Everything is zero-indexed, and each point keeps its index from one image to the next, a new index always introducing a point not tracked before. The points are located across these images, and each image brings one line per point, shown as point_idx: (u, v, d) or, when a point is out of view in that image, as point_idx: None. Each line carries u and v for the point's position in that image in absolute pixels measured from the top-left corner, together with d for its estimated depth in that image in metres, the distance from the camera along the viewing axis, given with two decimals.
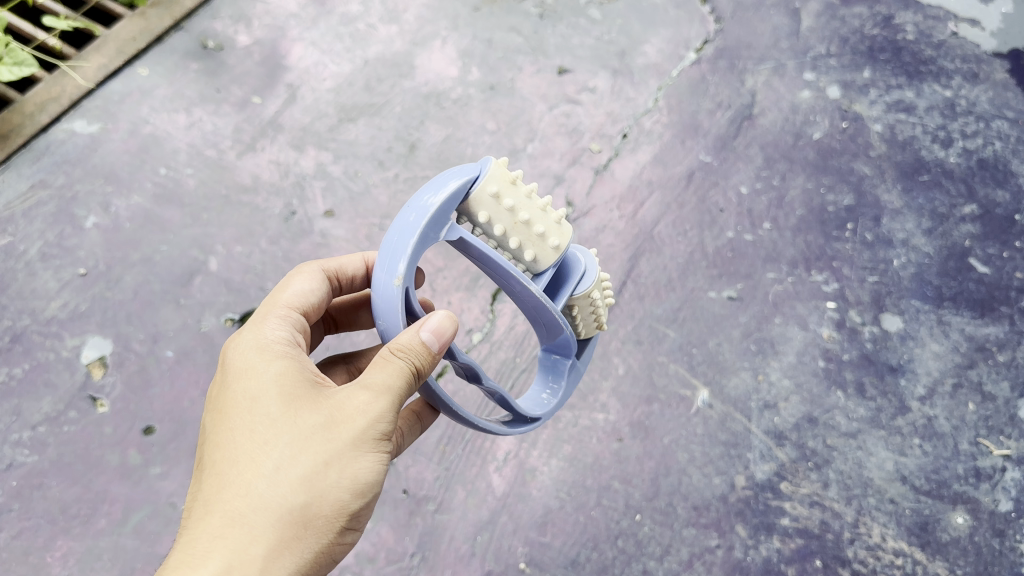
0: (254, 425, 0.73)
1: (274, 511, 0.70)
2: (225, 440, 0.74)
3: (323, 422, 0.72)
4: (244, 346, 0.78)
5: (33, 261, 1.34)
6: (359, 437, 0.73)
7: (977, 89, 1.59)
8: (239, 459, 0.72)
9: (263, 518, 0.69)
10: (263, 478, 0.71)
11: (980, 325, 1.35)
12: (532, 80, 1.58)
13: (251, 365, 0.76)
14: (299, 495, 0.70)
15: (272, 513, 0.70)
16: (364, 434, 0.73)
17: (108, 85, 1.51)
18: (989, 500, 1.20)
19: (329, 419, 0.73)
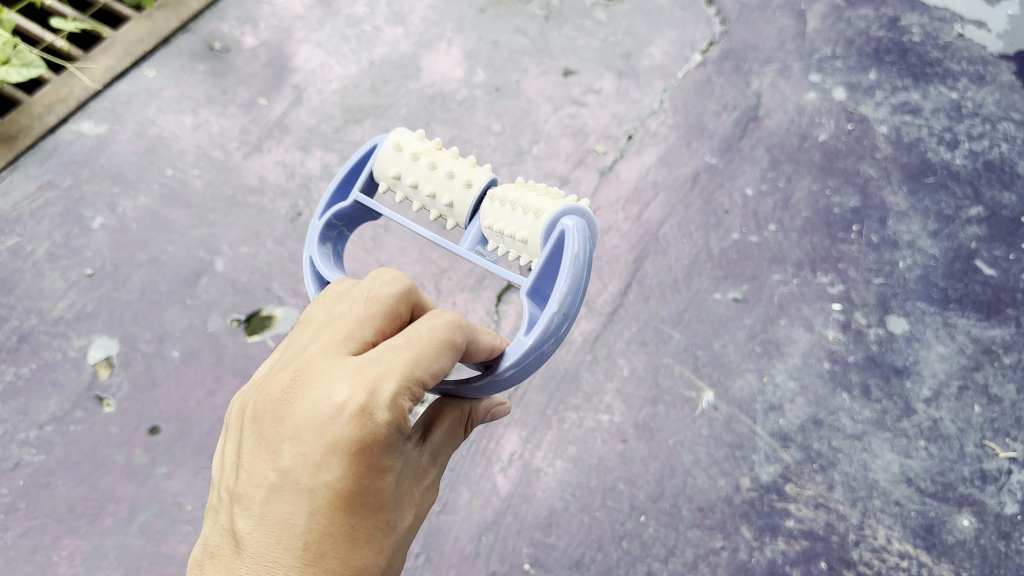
0: (369, 536, 0.65)
1: None
2: (344, 536, 0.64)
3: (409, 524, 0.71)
4: (371, 426, 0.63)
5: (40, 261, 1.35)
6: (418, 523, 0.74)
7: (983, 91, 1.58)
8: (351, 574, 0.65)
9: None
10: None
11: (987, 327, 1.34)
12: (537, 82, 1.58)
13: (378, 461, 0.64)
14: None
15: None
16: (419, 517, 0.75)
17: (116, 87, 1.52)
18: (995, 503, 1.20)
19: (413, 519, 0.71)
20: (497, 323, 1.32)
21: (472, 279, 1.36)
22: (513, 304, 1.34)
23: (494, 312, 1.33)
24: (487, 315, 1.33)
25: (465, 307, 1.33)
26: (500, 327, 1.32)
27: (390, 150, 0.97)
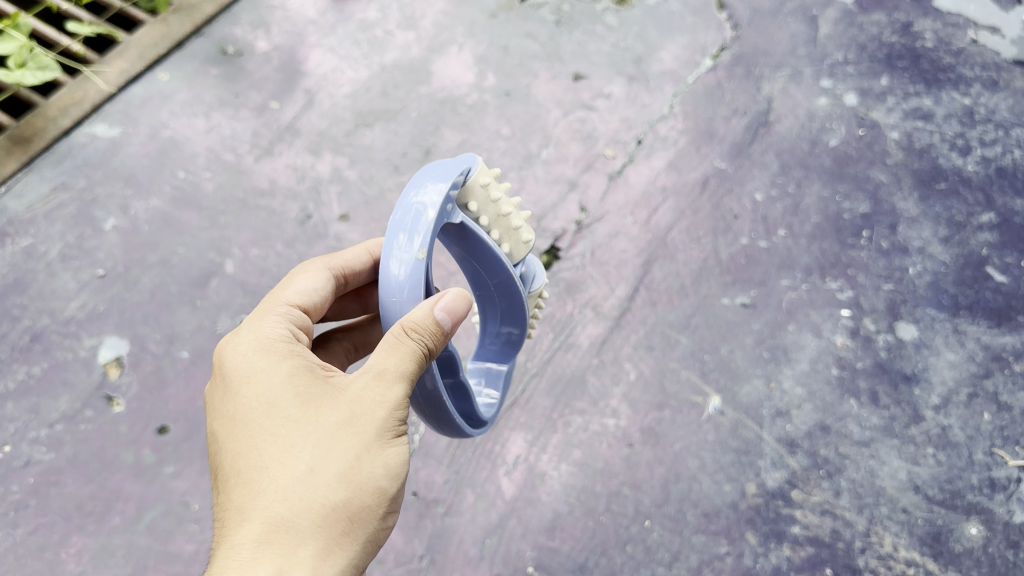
0: (288, 430, 0.72)
1: (315, 509, 0.70)
2: (258, 435, 0.73)
3: (344, 418, 0.72)
4: (245, 347, 0.78)
5: (53, 262, 1.36)
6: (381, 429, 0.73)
7: (997, 97, 1.59)
8: (272, 462, 0.71)
9: (287, 512, 0.69)
10: (269, 514, 0.69)
11: (997, 334, 1.33)
12: (547, 86, 1.58)
13: (258, 368, 0.76)
14: (340, 492, 0.71)
15: (312, 513, 0.70)
16: (385, 424, 0.73)
17: (130, 90, 1.54)
18: (1004, 511, 1.19)
19: (348, 413, 0.72)
20: None
21: None
22: None
23: None
24: None
25: None
26: None
27: None
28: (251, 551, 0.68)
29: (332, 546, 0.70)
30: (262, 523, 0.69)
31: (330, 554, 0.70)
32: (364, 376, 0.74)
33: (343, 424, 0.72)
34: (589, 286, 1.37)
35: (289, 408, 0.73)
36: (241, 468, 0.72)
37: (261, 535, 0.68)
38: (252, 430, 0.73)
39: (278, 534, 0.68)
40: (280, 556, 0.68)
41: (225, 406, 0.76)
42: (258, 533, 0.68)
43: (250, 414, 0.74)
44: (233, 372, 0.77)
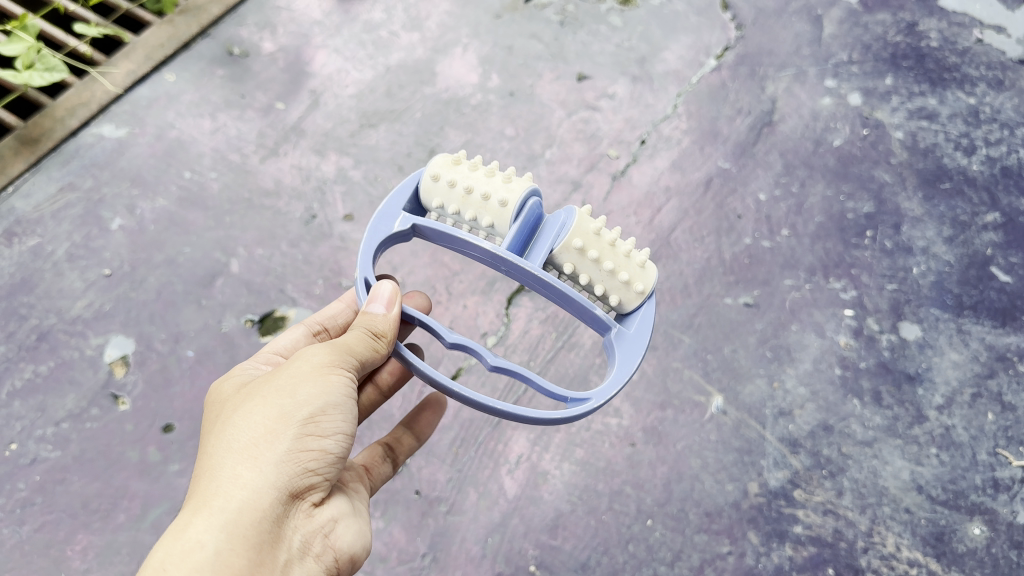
0: (230, 407, 0.87)
1: (234, 439, 0.80)
2: (216, 423, 0.88)
3: (263, 383, 0.85)
4: (224, 380, 0.97)
5: (60, 261, 1.37)
6: (292, 375, 0.84)
7: (1002, 96, 1.58)
8: (217, 430, 0.85)
9: (216, 454, 0.81)
10: (206, 461, 0.82)
11: (1002, 334, 1.33)
12: (551, 87, 1.59)
13: (226, 389, 0.93)
14: (254, 421, 0.81)
15: (233, 443, 0.80)
16: (298, 372, 0.84)
17: (136, 91, 1.55)
18: (1007, 512, 1.19)
19: (267, 379, 0.86)
20: (506, 326, 1.33)
21: (483, 282, 1.37)
22: (522, 307, 1.35)
23: (504, 315, 1.34)
24: (497, 317, 1.34)
25: (476, 309, 1.34)
26: (509, 329, 1.33)
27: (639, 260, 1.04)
28: (192, 491, 0.80)
29: (246, 460, 0.79)
30: (200, 484, 0.79)
31: (261, 495, 0.77)
32: (315, 347, 0.87)
33: (271, 389, 0.83)
34: None
35: (233, 398, 0.87)
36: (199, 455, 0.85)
37: (198, 493, 0.79)
38: (210, 425, 0.87)
39: (212, 487, 0.78)
40: (210, 505, 0.77)
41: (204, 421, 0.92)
42: (197, 493, 0.79)
43: (213, 416, 0.90)
44: (212, 395, 0.94)
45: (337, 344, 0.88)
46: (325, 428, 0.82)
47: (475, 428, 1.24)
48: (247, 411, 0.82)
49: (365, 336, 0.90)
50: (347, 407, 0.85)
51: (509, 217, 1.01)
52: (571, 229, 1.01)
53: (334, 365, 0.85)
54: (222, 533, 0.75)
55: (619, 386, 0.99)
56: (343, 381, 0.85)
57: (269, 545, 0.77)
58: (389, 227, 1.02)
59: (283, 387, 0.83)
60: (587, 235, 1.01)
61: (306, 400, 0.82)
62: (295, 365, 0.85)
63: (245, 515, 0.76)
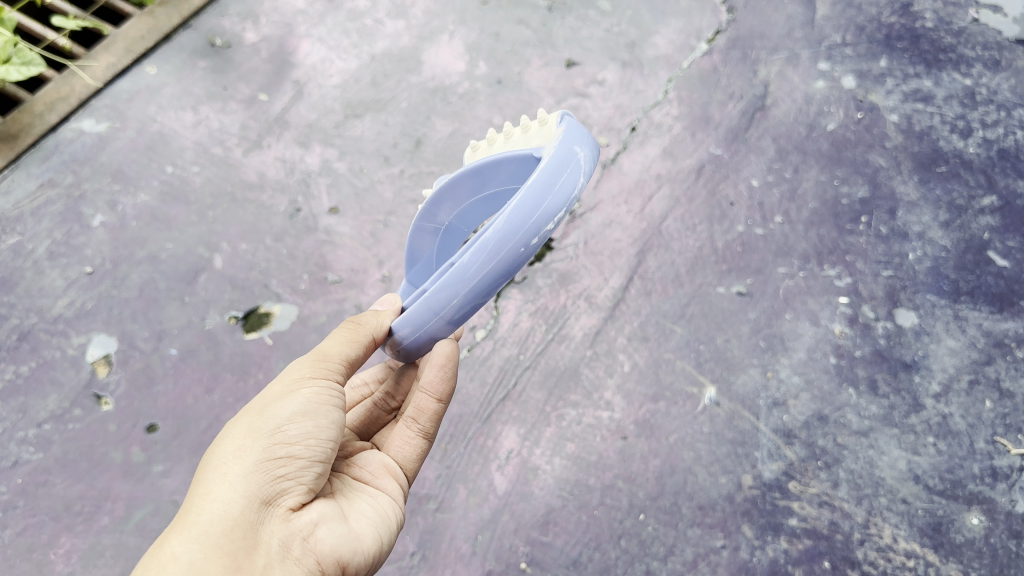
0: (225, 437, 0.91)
1: (212, 460, 0.84)
2: None
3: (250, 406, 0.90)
4: None
5: (41, 260, 1.35)
6: (271, 393, 0.88)
7: (999, 77, 1.56)
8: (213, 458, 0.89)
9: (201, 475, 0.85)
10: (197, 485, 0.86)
11: (999, 320, 1.31)
12: (540, 73, 1.56)
13: None
14: (227, 439, 0.85)
15: (212, 462, 0.84)
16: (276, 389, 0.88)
17: (117, 84, 1.52)
18: (1006, 501, 1.17)
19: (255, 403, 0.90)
20: (496, 319, 1.31)
21: None
22: (512, 300, 1.33)
23: (493, 307, 1.32)
24: (487, 310, 1.32)
25: None
26: (498, 322, 1.31)
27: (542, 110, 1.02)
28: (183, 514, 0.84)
29: (217, 476, 0.81)
30: (185, 507, 0.83)
31: (230, 507, 0.79)
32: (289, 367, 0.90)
33: (248, 411, 0.87)
34: (583, 276, 1.35)
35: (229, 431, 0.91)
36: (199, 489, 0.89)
37: (181, 516, 0.82)
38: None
39: (191, 507, 0.81)
40: (187, 522, 0.80)
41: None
42: (182, 515, 0.82)
43: None
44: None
45: (309, 358, 0.91)
46: (293, 435, 0.83)
47: (464, 423, 1.22)
48: (226, 433, 0.86)
49: (340, 343, 0.92)
50: (319, 414, 0.85)
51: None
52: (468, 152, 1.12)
53: (305, 376, 0.88)
54: (194, 545, 0.77)
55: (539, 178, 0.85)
56: (313, 389, 0.87)
57: (240, 550, 0.78)
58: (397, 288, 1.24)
59: (258, 408, 0.86)
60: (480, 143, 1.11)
61: (273, 412, 0.84)
62: (271, 387, 0.89)
63: (214, 526, 0.78)
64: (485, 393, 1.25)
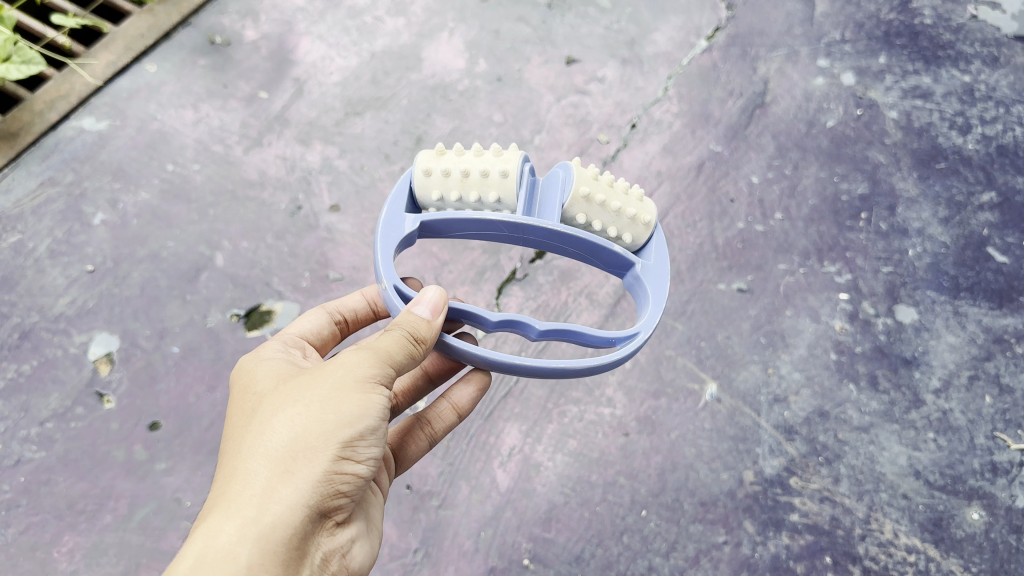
0: (261, 399, 0.82)
1: (268, 445, 0.76)
2: (244, 409, 0.83)
3: (304, 381, 0.80)
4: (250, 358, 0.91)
5: (42, 258, 1.35)
6: (336, 382, 0.78)
7: (997, 74, 1.57)
8: (249, 422, 0.80)
9: (248, 451, 0.77)
10: (236, 456, 0.77)
11: (998, 316, 1.32)
12: (540, 71, 1.56)
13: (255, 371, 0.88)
14: (291, 428, 0.76)
15: (267, 447, 0.76)
16: (342, 379, 0.79)
17: (116, 82, 1.52)
18: (1006, 496, 1.18)
19: (309, 377, 0.80)
20: None
21: (472, 272, 1.36)
22: (512, 298, 1.34)
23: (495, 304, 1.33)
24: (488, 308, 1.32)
25: (466, 300, 1.33)
26: None
27: (639, 194, 1.04)
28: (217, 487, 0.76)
29: (280, 474, 0.74)
30: (230, 487, 0.75)
31: (294, 513, 0.74)
32: (357, 353, 0.80)
33: (313, 397, 0.77)
34: (583, 274, 1.37)
35: (269, 395, 0.81)
36: (227, 451, 0.80)
37: (228, 497, 0.74)
38: (242, 418, 0.82)
39: (244, 493, 0.74)
40: (242, 514, 0.73)
41: (231, 407, 0.86)
42: (227, 496, 0.75)
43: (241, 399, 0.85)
44: (242, 376, 0.88)
45: (379, 351, 0.81)
46: (361, 451, 0.78)
47: (466, 421, 1.21)
48: (285, 415, 0.77)
49: (405, 340, 0.83)
50: (383, 427, 0.80)
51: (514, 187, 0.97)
52: (575, 180, 0.99)
53: (378, 380, 0.80)
54: (254, 547, 0.72)
55: (658, 314, 0.97)
56: (383, 397, 0.80)
57: (294, 561, 0.75)
58: (400, 232, 0.95)
59: (326, 399, 0.77)
60: (589, 182, 1.00)
61: (347, 418, 0.77)
62: (337, 372, 0.79)
63: (277, 531, 0.73)
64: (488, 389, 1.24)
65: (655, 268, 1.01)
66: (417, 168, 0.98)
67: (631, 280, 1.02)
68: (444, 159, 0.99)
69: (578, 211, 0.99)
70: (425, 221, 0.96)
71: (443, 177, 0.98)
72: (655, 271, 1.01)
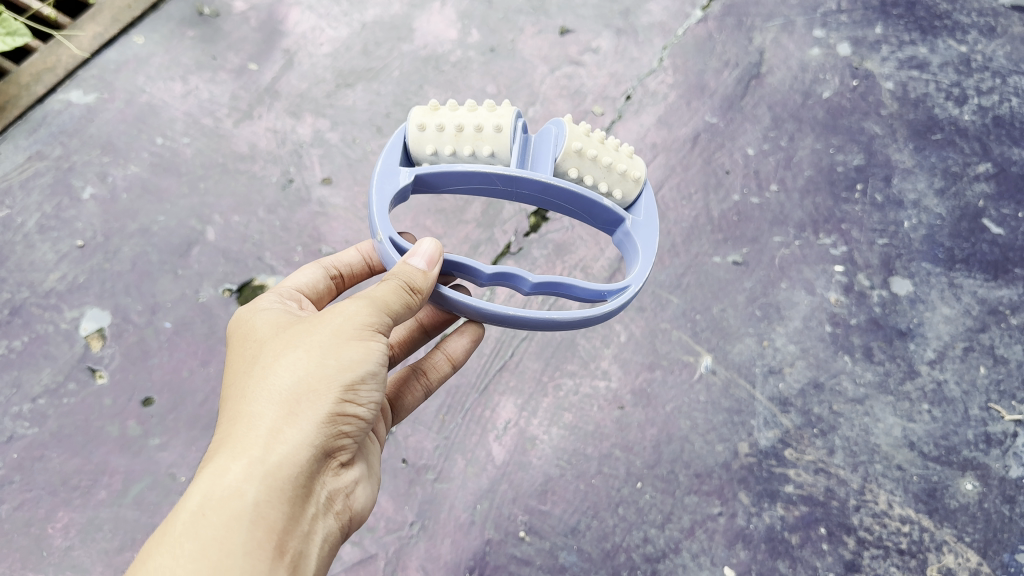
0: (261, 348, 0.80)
1: (272, 389, 0.75)
2: (243, 357, 0.82)
3: (303, 329, 0.79)
4: (246, 310, 0.90)
5: (31, 233, 1.33)
6: (335, 329, 0.78)
7: (993, 44, 1.56)
8: (250, 368, 0.79)
9: (252, 394, 0.76)
10: (241, 400, 0.76)
11: (993, 288, 1.31)
12: (533, 42, 1.54)
13: (252, 322, 0.86)
14: (291, 374, 0.75)
15: (271, 392, 0.75)
16: (341, 326, 0.78)
17: (104, 55, 1.49)
18: (999, 466, 1.18)
19: (308, 326, 0.79)
20: (492, 290, 1.31)
21: (466, 246, 1.35)
22: None
23: None
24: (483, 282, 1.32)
25: None
26: (495, 293, 1.31)
27: (627, 151, 1.04)
28: (223, 431, 0.75)
29: (285, 415, 0.73)
30: (236, 429, 0.74)
31: (300, 452, 0.73)
32: (355, 302, 0.79)
33: (315, 341, 0.77)
34: (578, 246, 1.36)
35: (270, 341, 0.80)
36: (227, 398, 0.79)
37: (234, 438, 0.73)
38: (242, 365, 0.81)
39: (250, 434, 0.73)
40: (249, 454, 0.72)
41: (228, 357, 0.85)
42: (233, 438, 0.73)
43: (239, 348, 0.84)
44: (239, 327, 0.87)
45: (375, 300, 0.80)
46: (362, 393, 0.78)
47: (461, 394, 1.21)
48: (288, 359, 0.76)
49: (400, 289, 0.82)
50: (381, 372, 0.80)
51: (506, 139, 0.96)
52: (567, 134, 0.97)
53: (377, 328, 0.80)
54: (262, 485, 0.70)
55: (648, 267, 0.97)
56: (381, 346, 0.80)
57: (301, 502, 0.74)
58: (395, 184, 0.93)
59: (326, 344, 0.77)
60: (581, 137, 0.99)
61: (350, 362, 0.76)
62: (336, 320, 0.78)
63: (285, 470, 0.72)
64: (482, 363, 1.23)
65: (644, 224, 1.01)
66: (410, 123, 0.97)
67: (620, 237, 1.02)
68: (438, 115, 0.98)
69: (569, 167, 0.97)
70: (421, 173, 0.94)
71: (438, 132, 0.96)
72: (644, 227, 1.01)
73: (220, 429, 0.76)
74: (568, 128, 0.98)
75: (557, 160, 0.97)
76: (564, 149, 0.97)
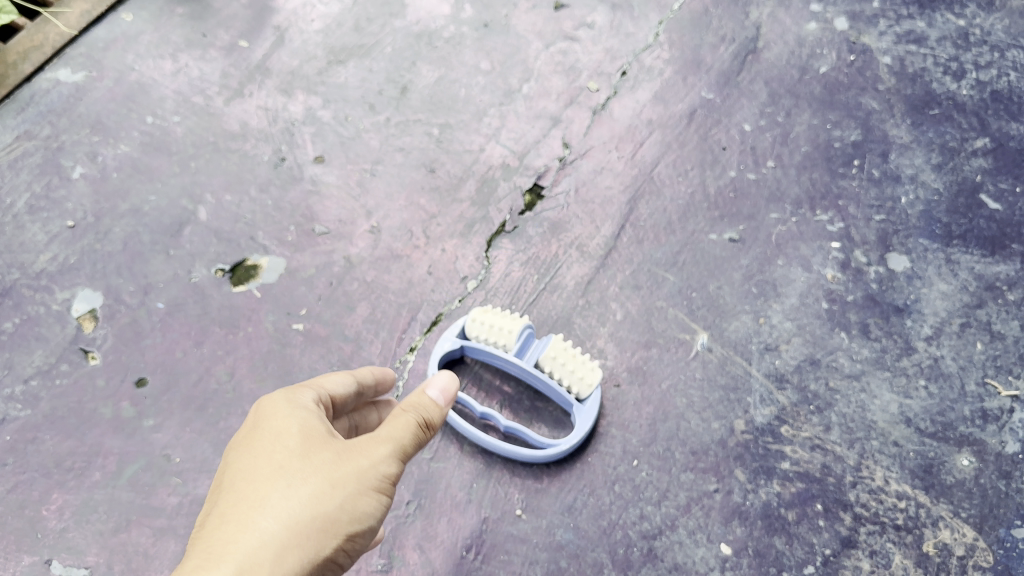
0: (281, 457, 0.74)
1: (288, 521, 0.70)
2: (258, 454, 0.75)
3: (333, 456, 0.74)
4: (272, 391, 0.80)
5: (21, 214, 1.32)
6: (360, 479, 0.74)
7: (992, 18, 1.54)
8: (263, 479, 0.72)
9: (262, 517, 0.70)
10: (248, 513, 0.71)
11: (991, 263, 1.30)
12: (527, 17, 1.53)
13: (275, 406, 0.78)
14: (308, 510, 0.71)
15: (286, 525, 0.70)
16: (364, 474, 0.74)
17: (92, 32, 1.47)
18: (996, 442, 1.17)
19: (338, 454, 0.75)
20: (486, 269, 1.31)
21: (461, 224, 1.35)
22: (502, 251, 1.32)
23: (484, 258, 1.32)
24: (477, 261, 1.31)
25: (455, 253, 1.32)
26: (490, 273, 1.30)
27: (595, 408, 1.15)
28: (220, 539, 0.69)
29: (291, 550, 0.69)
30: (233, 543, 0.68)
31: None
32: (382, 449, 0.76)
33: (337, 478, 0.73)
34: (574, 225, 1.35)
35: (291, 456, 0.74)
36: (233, 493, 0.72)
37: (228, 551, 0.68)
38: (255, 460, 0.74)
39: (244, 556, 0.67)
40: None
41: (238, 440, 0.77)
42: (225, 550, 0.68)
43: (255, 440, 0.76)
44: (260, 409, 0.79)
45: (395, 449, 0.77)
46: (357, 547, 0.75)
47: (456, 378, 1.22)
48: (299, 491, 0.72)
49: (417, 426, 0.80)
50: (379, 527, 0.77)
51: (515, 335, 1.16)
52: (554, 342, 1.16)
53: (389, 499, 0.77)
54: None
55: (579, 439, 1.14)
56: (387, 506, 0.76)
57: None
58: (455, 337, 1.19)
59: (347, 490, 0.73)
60: (563, 352, 1.16)
61: (362, 518, 0.73)
62: (361, 461, 0.75)
63: None
64: None
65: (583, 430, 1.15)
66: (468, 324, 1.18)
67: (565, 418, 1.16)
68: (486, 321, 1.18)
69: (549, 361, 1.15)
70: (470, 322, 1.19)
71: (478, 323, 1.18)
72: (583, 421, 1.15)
73: (212, 532, 0.70)
74: (554, 362, 1.15)
75: (539, 360, 1.16)
76: (548, 355, 1.15)
